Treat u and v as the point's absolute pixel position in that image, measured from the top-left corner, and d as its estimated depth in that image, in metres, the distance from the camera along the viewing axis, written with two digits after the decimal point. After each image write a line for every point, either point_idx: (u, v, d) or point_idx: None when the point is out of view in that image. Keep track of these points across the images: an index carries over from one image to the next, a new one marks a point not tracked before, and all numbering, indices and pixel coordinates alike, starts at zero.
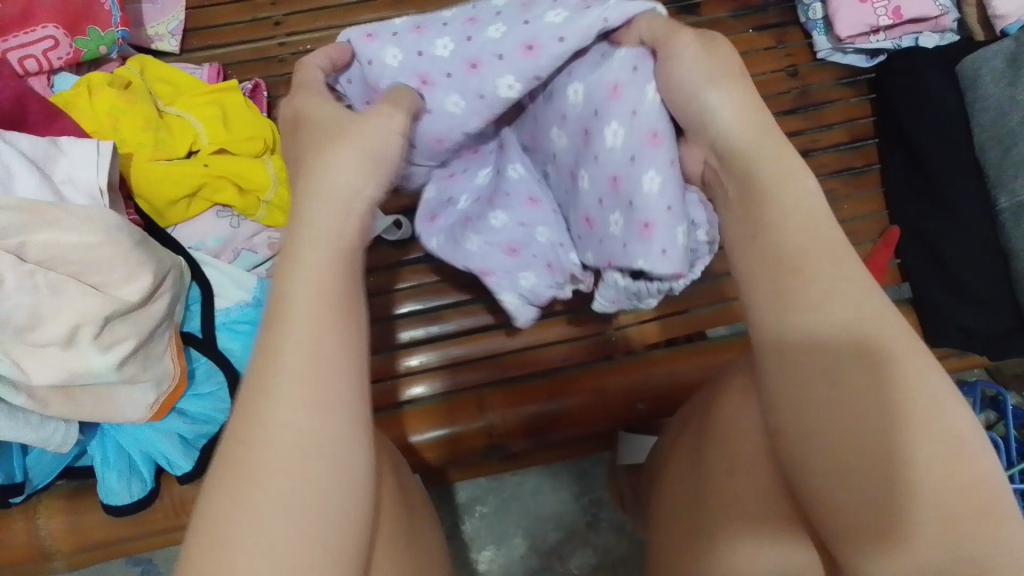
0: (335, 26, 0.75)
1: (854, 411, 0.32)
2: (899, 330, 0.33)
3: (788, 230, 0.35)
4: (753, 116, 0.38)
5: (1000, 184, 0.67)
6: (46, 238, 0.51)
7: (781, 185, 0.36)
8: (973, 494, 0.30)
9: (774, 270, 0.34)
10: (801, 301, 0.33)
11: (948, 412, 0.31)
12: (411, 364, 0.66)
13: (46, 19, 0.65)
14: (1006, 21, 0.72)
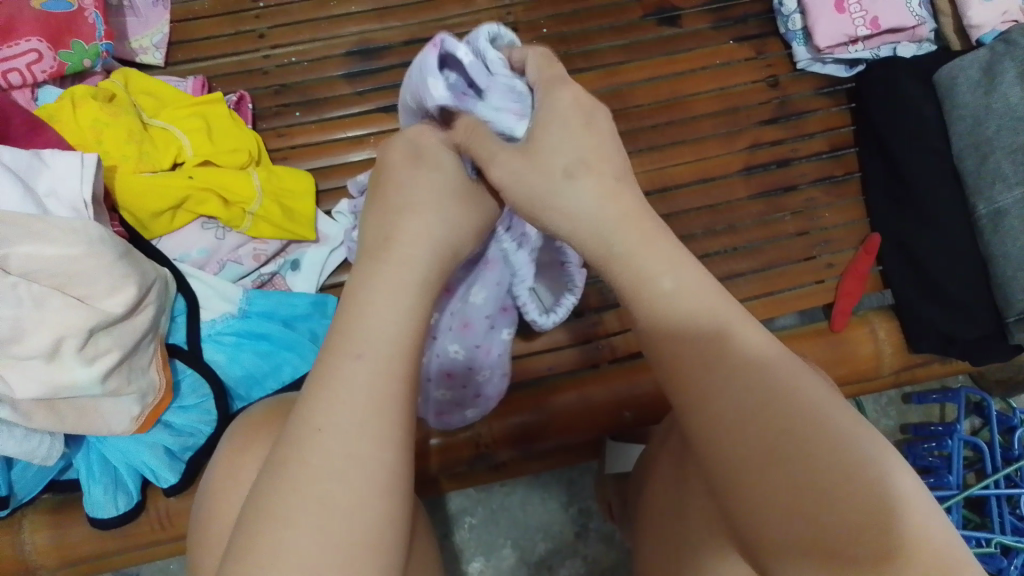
0: (319, 38, 0.75)
1: (802, 455, 0.31)
2: (795, 365, 0.33)
3: (676, 308, 0.34)
4: (614, 201, 0.36)
5: (978, 191, 0.68)
6: (28, 250, 0.51)
7: (657, 272, 0.35)
8: (918, 522, 0.29)
9: (676, 354, 0.34)
10: (704, 381, 0.33)
11: (885, 455, 0.31)
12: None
13: (30, 32, 0.65)
14: (981, 32, 0.73)
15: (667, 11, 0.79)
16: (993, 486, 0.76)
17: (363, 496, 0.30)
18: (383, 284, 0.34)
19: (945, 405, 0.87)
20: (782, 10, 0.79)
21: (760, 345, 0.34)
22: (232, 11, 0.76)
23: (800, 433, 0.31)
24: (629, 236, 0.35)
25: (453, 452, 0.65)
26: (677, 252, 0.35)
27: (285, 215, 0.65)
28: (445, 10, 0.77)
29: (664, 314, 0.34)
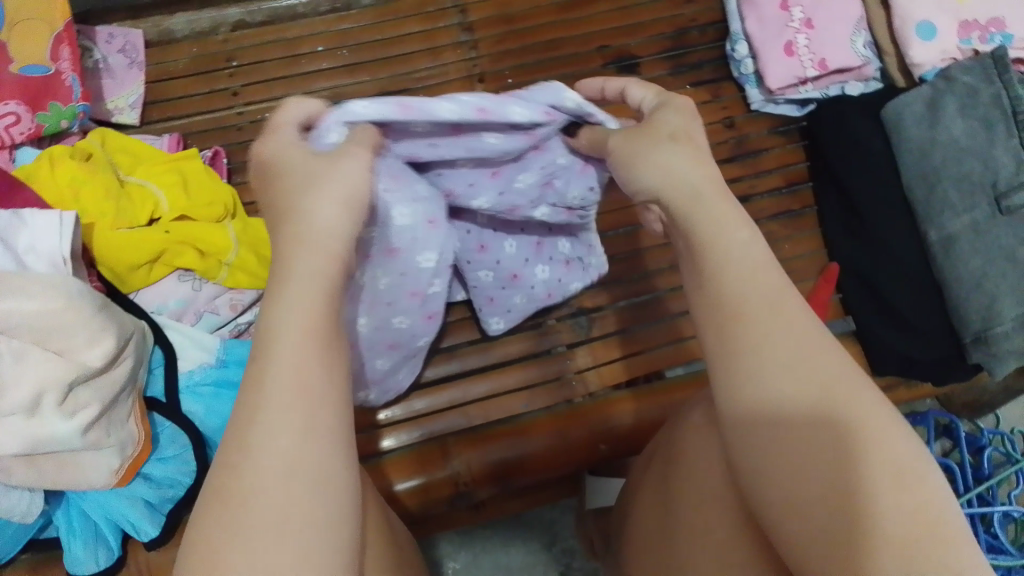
0: (291, 94, 0.78)
1: (812, 446, 0.34)
2: (855, 377, 0.36)
3: (734, 272, 0.39)
4: (695, 168, 0.42)
5: (930, 219, 0.71)
6: (7, 306, 0.53)
7: (720, 235, 0.40)
8: (925, 512, 0.32)
9: (720, 311, 0.38)
10: (748, 338, 0.37)
11: (889, 436, 0.34)
12: (381, 418, 0.67)
13: (8, 96, 0.67)
14: (922, 70, 0.77)
15: (625, 59, 0.83)
16: (966, 505, 0.78)
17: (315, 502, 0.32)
18: (303, 278, 0.35)
19: (915, 428, 0.89)
20: (735, 55, 0.83)
21: (808, 341, 0.37)
22: (205, 71, 0.78)
23: (822, 425, 0.35)
24: (713, 193, 0.41)
25: (434, 491, 0.65)
26: (746, 220, 0.41)
27: (261, 264, 0.67)
28: (413, 64, 0.80)
29: (720, 280, 0.39)
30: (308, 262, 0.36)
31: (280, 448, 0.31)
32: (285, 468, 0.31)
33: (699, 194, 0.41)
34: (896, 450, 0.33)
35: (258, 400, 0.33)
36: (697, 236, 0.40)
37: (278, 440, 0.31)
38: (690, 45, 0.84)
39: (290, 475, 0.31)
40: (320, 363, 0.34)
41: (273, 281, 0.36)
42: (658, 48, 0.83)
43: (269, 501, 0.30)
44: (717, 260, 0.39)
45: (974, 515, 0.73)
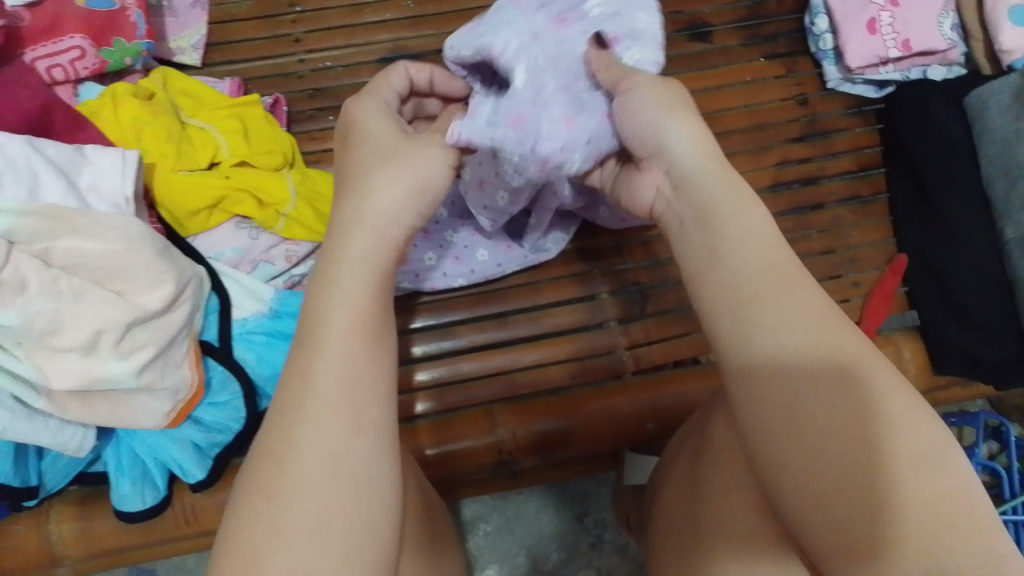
0: (353, 44, 0.76)
1: (840, 420, 0.32)
2: (872, 356, 0.33)
3: (737, 254, 0.35)
4: (706, 148, 0.38)
5: (1007, 214, 0.68)
6: (71, 243, 0.53)
7: (737, 207, 0.36)
8: (932, 473, 0.31)
9: (731, 296, 0.34)
10: (764, 323, 0.33)
11: (908, 418, 0.32)
12: (418, 380, 0.67)
13: (74, 30, 0.65)
14: (1012, 57, 0.73)
15: (698, 26, 0.80)
16: (1010, 511, 0.76)
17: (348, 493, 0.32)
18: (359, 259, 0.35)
19: (962, 428, 0.87)
20: (814, 29, 0.80)
21: (824, 319, 0.33)
22: (269, 15, 0.77)
23: (836, 401, 0.32)
24: (717, 170, 0.37)
25: (474, 456, 0.65)
26: (755, 200, 0.36)
27: (318, 217, 0.66)
28: (480, 20, 0.78)
29: (729, 268, 0.35)
30: (365, 242, 0.36)
31: (323, 443, 0.32)
32: (328, 461, 0.32)
33: (705, 172, 0.37)
34: (928, 438, 0.32)
35: (305, 389, 0.33)
36: (711, 219, 0.36)
37: (318, 435, 0.32)
38: (766, 16, 0.81)
39: (338, 465, 0.32)
40: (366, 353, 0.34)
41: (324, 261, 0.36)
42: (733, 17, 0.81)
43: (311, 477, 0.31)
44: (712, 239, 0.36)
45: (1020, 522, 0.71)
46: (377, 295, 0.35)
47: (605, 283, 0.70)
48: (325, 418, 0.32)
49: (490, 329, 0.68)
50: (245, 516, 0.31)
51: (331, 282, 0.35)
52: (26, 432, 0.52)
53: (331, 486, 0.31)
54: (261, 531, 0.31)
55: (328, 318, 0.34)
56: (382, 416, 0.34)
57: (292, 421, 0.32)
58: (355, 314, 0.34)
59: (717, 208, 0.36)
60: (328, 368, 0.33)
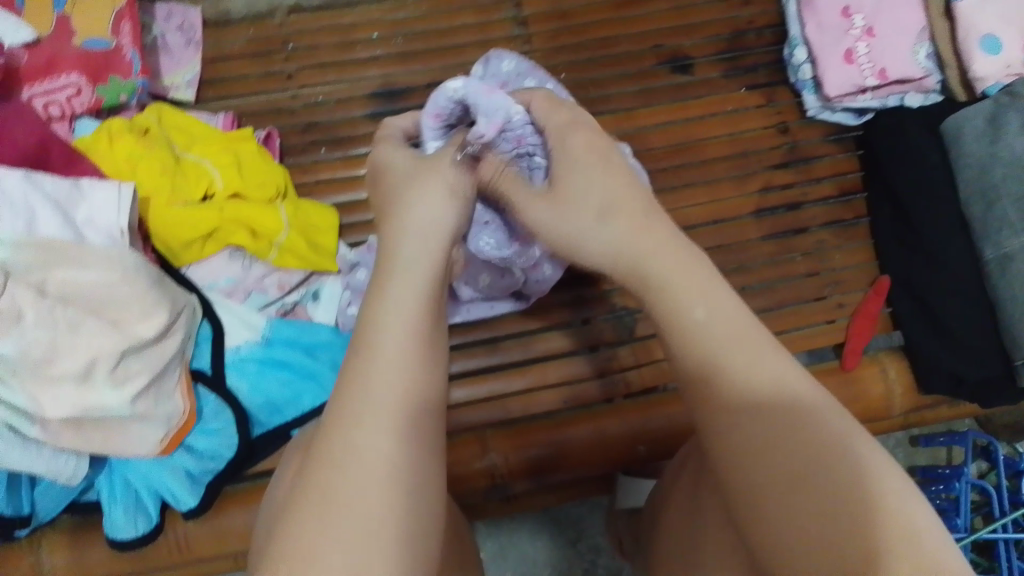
0: (345, 79, 0.78)
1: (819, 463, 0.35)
2: (835, 412, 0.37)
3: (706, 317, 0.39)
4: (642, 232, 0.41)
5: (985, 236, 0.69)
6: (66, 274, 0.53)
7: (693, 286, 0.40)
8: (899, 511, 0.33)
9: (707, 354, 0.39)
10: (734, 377, 0.38)
11: (871, 459, 0.35)
12: None
13: (70, 68, 0.68)
14: (984, 84, 0.76)
15: (680, 59, 0.82)
16: (1002, 529, 0.76)
17: (400, 506, 0.33)
18: (397, 287, 0.38)
19: (952, 448, 0.88)
20: (793, 60, 0.82)
21: (791, 375, 0.38)
22: (262, 53, 0.79)
23: (812, 448, 0.36)
24: (677, 260, 0.40)
25: (469, 481, 0.65)
26: (715, 276, 0.41)
27: (310, 247, 0.67)
28: (468, 55, 0.80)
29: (698, 318, 0.39)
30: (400, 290, 0.38)
31: (378, 450, 0.34)
32: (384, 470, 0.33)
33: (647, 255, 0.41)
34: (890, 480, 0.34)
35: (362, 384, 0.35)
36: (662, 283, 0.40)
37: (373, 442, 0.34)
38: (747, 48, 0.84)
39: (392, 474, 0.34)
40: (421, 365, 0.37)
41: (377, 284, 0.39)
42: (714, 49, 0.83)
43: (365, 484, 0.33)
44: (680, 308, 0.39)
45: (1011, 539, 0.72)
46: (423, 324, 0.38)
47: (595, 308, 0.71)
48: (379, 423, 0.34)
49: (481, 355, 0.69)
50: (308, 514, 0.32)
51: (385, 298, 0.38)
52: (19, 460, 0.53)
53: (383, 489, 0.33)
54: (315, 522, 0.32)
55: (386, 327, 0.37)
56: (427, 431, 0.36)
57: (346, 425, 0.34)
58: (406, 327, 0.37)
59: (688, 286, 0.40)
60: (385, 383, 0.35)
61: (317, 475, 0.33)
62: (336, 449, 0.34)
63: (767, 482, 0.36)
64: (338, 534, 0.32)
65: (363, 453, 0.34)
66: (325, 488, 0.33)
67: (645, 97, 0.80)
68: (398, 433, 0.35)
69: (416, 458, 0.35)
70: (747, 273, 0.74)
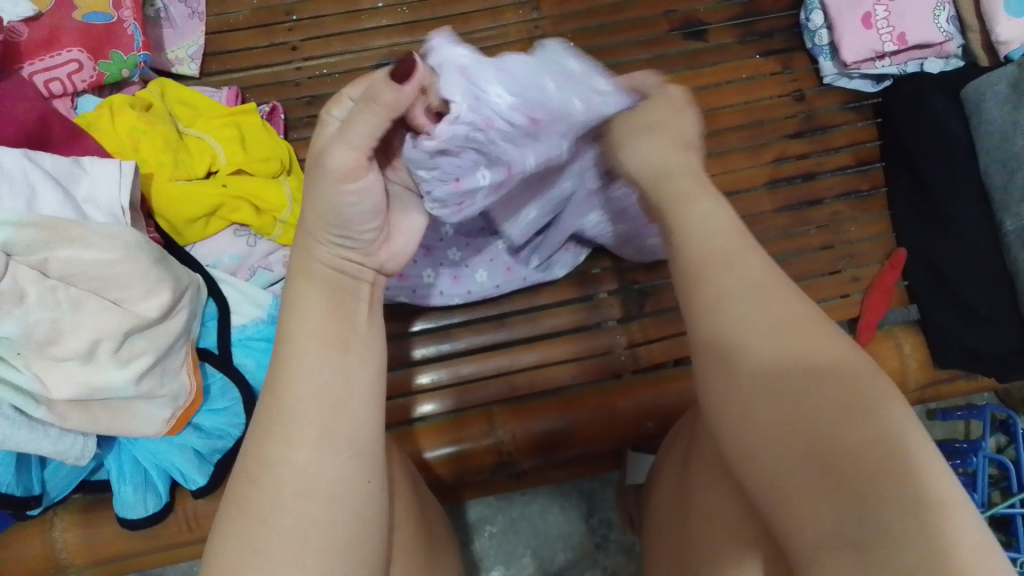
0: (349, 51, 0.77)
1: (815, 425, 0.30)
2: (862, 361, 0.32)
3: (699, 236, 0.39)
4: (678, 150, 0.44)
5: (1005, 207, 0.67)
6: (69, 253, 0.53)
7: (688, 208, 0.40)
8: (921, 452, 0.29)
9: (690, 272, 0.38)
10: (713, 293, 0.36)
11: (897, 408, 0.30)
12: (421, 382, 0.67)
13: (71, 43, 0.66)
14: (1009, 48, 0.73)
15: (693, 25, 0.80)
16: (1019, 505, 0.75)
17: (317, 513, 0.34)
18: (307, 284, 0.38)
19: (970, 422, 0.86)
20: (810, 25, 0.79)
21: (786, 297, 0.35)
22: (266, 24, 0.78)
23: (821, 375, 0.32)
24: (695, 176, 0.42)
25: (475, 458, 0.66)
26: (719, 199, 0.41)
27: None
28: (475, 24, 0.78)
29: (688, 242, 0.39)
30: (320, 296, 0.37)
31: (298, 460, 0.35)
32: (303, 482, 0.34)
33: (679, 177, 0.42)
34: (917, 432, 0.29)
35: (285, 401, 0.35)
36: (671, 205, 0.41)
37: (294, 454, 0.35)
38: (762, 12, 0.81)
39: (308, 489, 0.34)
40: (339, 370, 0.36)
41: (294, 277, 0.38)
42: (729, 15, 0.80)
43: (288, 502, 0.34)
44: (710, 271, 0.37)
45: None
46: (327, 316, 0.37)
47: (604, 283, 0.70)
48: (302, 434, 0.35)
49: (488, 332, 0.68)
50: (230, 520, 0.34)
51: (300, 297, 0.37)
52: (26, 442, 0.53)
53: (298, 500, 0.34)
54: (246, 536, 0.33)
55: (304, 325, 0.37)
56: (355, 430, 0.36)
57: (269, 440, 0.35)
58: (320, 323, 0.37)
59: (708, 240, 0.39)
60: (309, 380, 0.36)
61: (243, 492, 0.34)
62: (256, 461, 0.35)
63: (768, 422, 0.32)
64: (258, 553, 0.33)
65: (282, 467, 0.34)
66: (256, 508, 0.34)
67: (657, 65, 0.78)
68: (326, 444, 0.35)
69: (338, 461, 0.35)
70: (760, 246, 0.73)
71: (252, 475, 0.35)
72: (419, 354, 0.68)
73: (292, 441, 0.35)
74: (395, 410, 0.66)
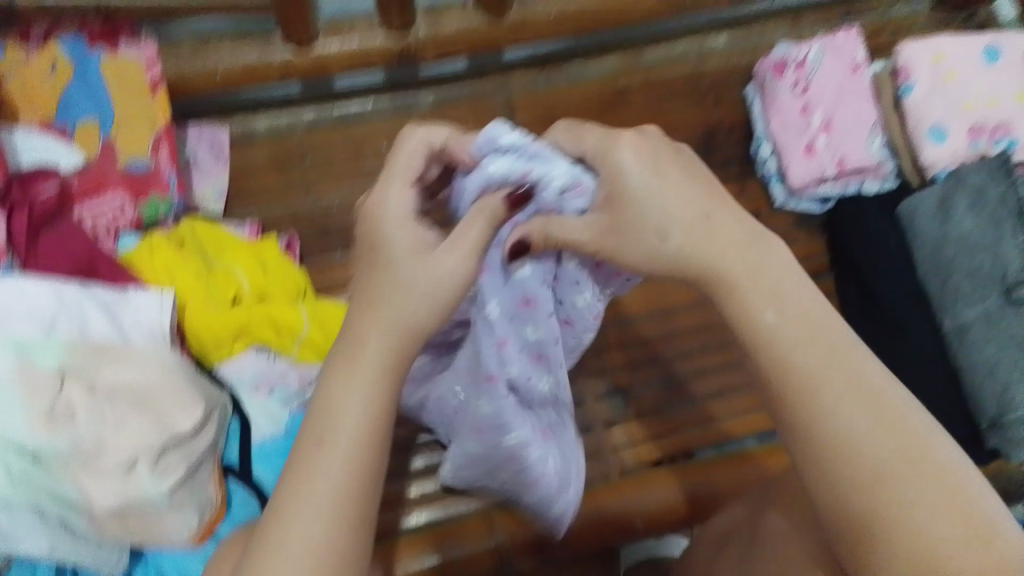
0: (358, 189, 0.87)
1: (873, 488, 0.42)
2: (915, 414, 0.44)
3: (784, 329, 0.46)
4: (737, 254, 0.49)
5: (944, 309, 0.77)
6: (112, 374, 0.61)
7: (783, 286, 0.48)
8: (949, 489, 0.42)
9: (782, 376, 0.46)
10: (827, 402, 0.44)
11: (941, 449, 0.43)
12: (415, 492, 0.72)
13: (115, 187, 0.76)
14: (934, 169, 0.83)
15: None
16: None
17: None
18: (349, 388, 0.42)
19: None
20: (760, 155, 0.90)
21: (857, 366, 0.45)
22: (279, 164, 0.87)
23: (909, 443, 0.43)
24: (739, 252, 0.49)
25: (476, 560, 0.69)
26: (792, 266, 0.49)
27: (329, 342, 0.74)
28: None
29: (768, 340, 0.46)
30: (380, 349, 0.44)
31: (309, 535, 0.39)
32: (308, 552, 0.38)
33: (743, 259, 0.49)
34: (959, 479, 0.42)
35: (310, 483, 0.40)
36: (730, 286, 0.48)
37: (306, 529, 0.39)
38: (718, 146, 0.92)
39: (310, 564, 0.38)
40: (362, 467, 0.41)
41: (344, 365, 0.43)
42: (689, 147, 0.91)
43: (277, 564, 0.38)
44: (789, 351, 0.46)
45: None
46: (365, 416, 0.42)
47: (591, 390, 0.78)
48: (315, 512, 0.39)
49: None
50: None
51: (351, 381, 0.42)
52: (71, 551, 0.58)
53: (306, 565, 0.38)
54: None
55: (345, 417, 0.42)
56: (358, 515, 0.41)
57: (290, 508, 0.39)
58: (358, 409, 0.42)
59: (742, 279, 0.48)
60: (327, 475, 0.40)
61: (257, 559, 0.38)
62: (273, 529, 0.39)
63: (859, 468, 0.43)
64: None
65: (293, 539, 0.38)
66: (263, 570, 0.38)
67: None
68: (333, 518, 0.39)
69: (344, 538, 0.39)
70: (728, 349, 0.81)
71: (260, 556, 0.38)
72: (415, 466, 0.72)
73: (299, 518, 0.39)
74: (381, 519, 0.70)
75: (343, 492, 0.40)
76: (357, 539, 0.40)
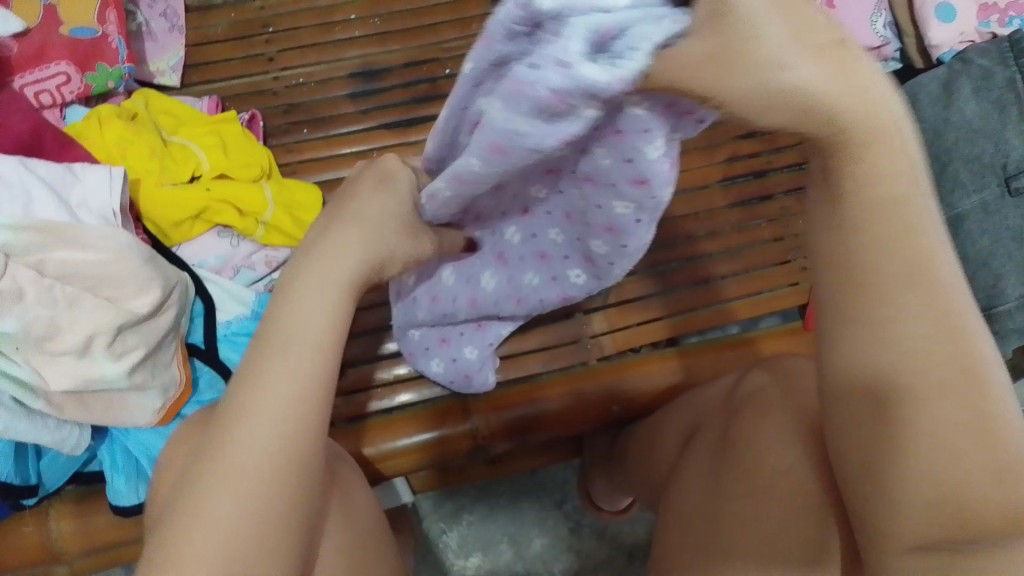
0: (324, 61, 0.80)
1: (964, 467, 0.31)
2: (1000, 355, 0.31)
3: (878, 216, 0.30)
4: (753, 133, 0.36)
5: (940, 197, 0.74)
6: (63, 254, 0.57)
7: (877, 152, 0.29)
8: None
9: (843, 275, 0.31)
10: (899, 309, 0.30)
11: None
12: (399, 372, 0.71)
13: (59, 57, 0.70)
14: (940, 51, 0.77)
15: None
16: None
17: (242, 554, 0.30)
18: (294, 304, 0.34)
19: None
20: None
21: (946, 277, 0.30)
22: (243, 37, 0.81)
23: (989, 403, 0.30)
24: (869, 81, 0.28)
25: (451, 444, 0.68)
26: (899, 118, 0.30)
27: (294, 223, 0.70)
28: (443, 32, 0.82)
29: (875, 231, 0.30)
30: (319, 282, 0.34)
31: (222, 505, 0.30)
32: (227, 522, 0.30)
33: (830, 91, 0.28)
34: None
35: (230, 439, 0.31)
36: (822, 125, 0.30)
37: (219, 499, 0.30)
38: None
39: (230, 538, 0.30)
40: (299, 423, 0.32)
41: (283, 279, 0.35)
42: None
43: (198, 537, 0.30)
44: (862, 166, 0.29)
45: None
46: (310, 350, 0.33)
47: None
48: (234, 481, 0.31)
49: None
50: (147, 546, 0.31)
51: (290, 303, 0.34)
52: (26, 432, 0.56)
53: (228, 534, 0.30)
54: (154, 574, 0.30)
55: (291, 340, 0.33)
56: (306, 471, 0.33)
57: (207, 470, 0.31)
58: (300, 355, 0.33)
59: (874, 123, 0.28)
60: (252, 433, 0.31)
61: (171, 521, 0.31)
62: (188, 500, 0.31)
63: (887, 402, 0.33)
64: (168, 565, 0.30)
65: (207, 509, 0.30)
66: (183, 520, 0.30)
67: None
68: (253, 486, 0.31)
69: (277, 505, 0.31)
70: (715, 239, 0.78)
71: (172, 519, 0.31)
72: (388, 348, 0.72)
73: (217, 481, 0.31)
74: (353, 404, 0.69)
75: (273, 453, 0.31)
76: (292, 499, 0.32)
